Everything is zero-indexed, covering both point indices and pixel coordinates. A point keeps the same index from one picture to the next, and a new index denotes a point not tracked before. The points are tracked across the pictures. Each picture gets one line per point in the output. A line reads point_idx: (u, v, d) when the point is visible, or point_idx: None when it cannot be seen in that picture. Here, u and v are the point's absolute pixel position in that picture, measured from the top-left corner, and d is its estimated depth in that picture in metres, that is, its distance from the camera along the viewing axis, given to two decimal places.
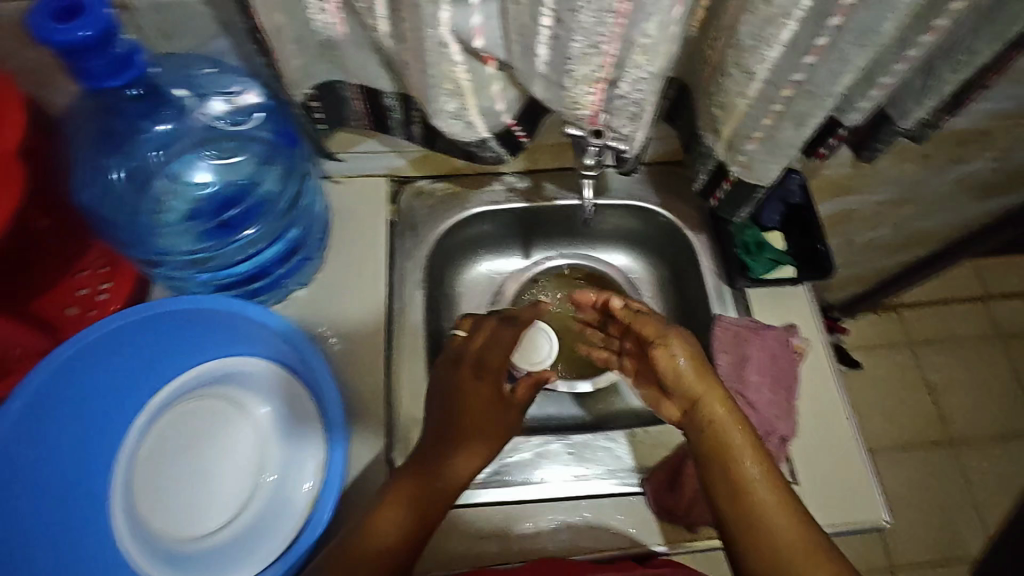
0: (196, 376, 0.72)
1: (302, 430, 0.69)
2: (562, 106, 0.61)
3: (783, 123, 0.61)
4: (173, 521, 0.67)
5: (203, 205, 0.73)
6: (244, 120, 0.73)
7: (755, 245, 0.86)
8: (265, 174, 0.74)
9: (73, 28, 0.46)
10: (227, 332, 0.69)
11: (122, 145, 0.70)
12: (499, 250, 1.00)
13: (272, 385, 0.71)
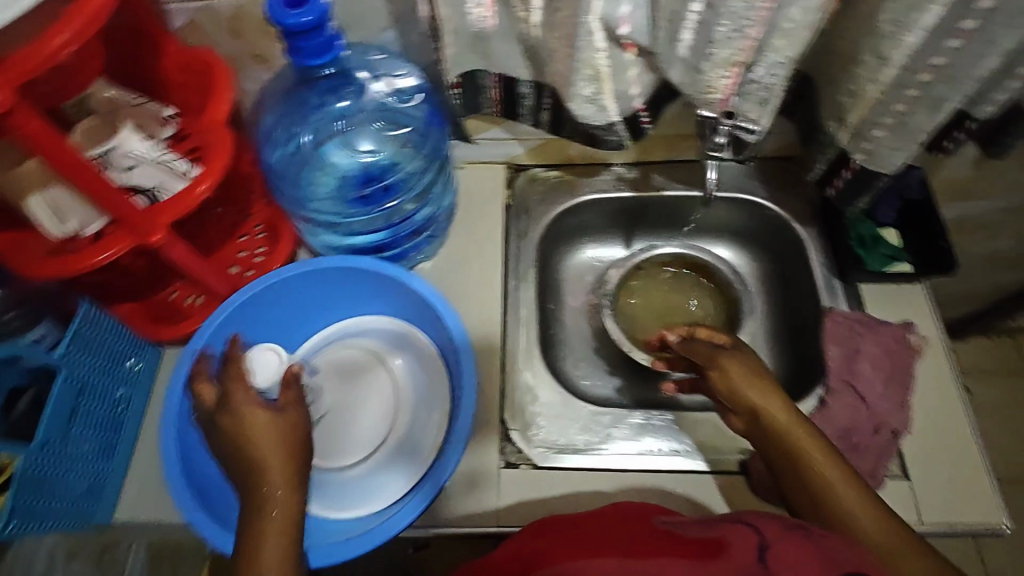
0: (342, 328, 0.83)
1: (432, 383, 0.77)
2: (695, 90, 0.64)
3: (917, 109, 0.63)
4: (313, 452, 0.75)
5: (354, 177, 0.80)
6: (405, 102, 0.81)
7: (870, 239, 0.86)
8: (409, 155, 0.81)
9: (300, 13, 0.56)
10: (372, 290, 0.79)
11: (308, 117, 0.79)
12: (603, 238, 1.05)
13: (407, 341, 0.80)
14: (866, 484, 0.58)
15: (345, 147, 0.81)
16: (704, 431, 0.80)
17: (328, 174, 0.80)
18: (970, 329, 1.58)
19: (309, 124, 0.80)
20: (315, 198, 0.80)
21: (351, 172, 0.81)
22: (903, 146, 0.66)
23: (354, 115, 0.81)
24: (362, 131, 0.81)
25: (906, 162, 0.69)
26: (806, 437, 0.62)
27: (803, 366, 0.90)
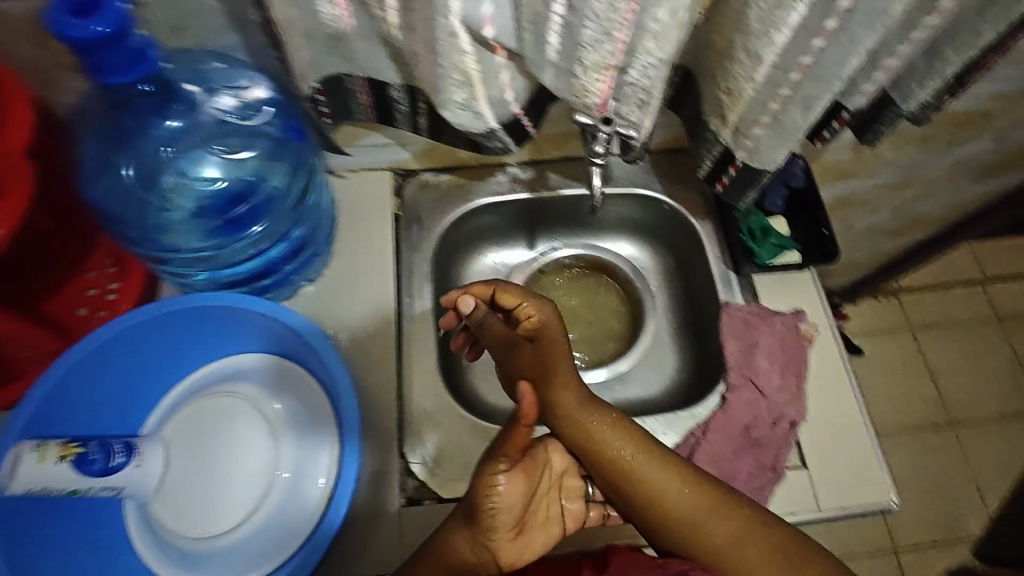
0: (209, 373, 0.73)
1: (317, 425, 0.70)
2: (571, 95, 0.61)
3: (791, 107, 0.61)
4: (185, 524, 0.66)
5: (209, 203, 0.71)
6: (253, 114, 0.72)
7: (760, 231, 0.86)
8: (271, 171, 0.73)
9: (89, 23, 0.47)
10: (239, 329, 0.71)
11: (130, 141, 0.68)
12: (504, 242, 1.00)
13: (285, 381, 0.72)
14: (698, 481, 0.62)
15: (192, 171, 0.71)
16: None
17: (176, 203, 0.71)
18: (860, 292, 1.68)
19: (139, 149, 0.69)
20: (166, 231, 0.71)
21: (204, 197, 0.71)
22: (781, 143, 0.66)
23: (198, 133, 0.71)
24: (211, 151, 0.71)
25: (786, 158, 0.69)
26: (678, 488, 0.61)
27: (707, 359, 0.90)
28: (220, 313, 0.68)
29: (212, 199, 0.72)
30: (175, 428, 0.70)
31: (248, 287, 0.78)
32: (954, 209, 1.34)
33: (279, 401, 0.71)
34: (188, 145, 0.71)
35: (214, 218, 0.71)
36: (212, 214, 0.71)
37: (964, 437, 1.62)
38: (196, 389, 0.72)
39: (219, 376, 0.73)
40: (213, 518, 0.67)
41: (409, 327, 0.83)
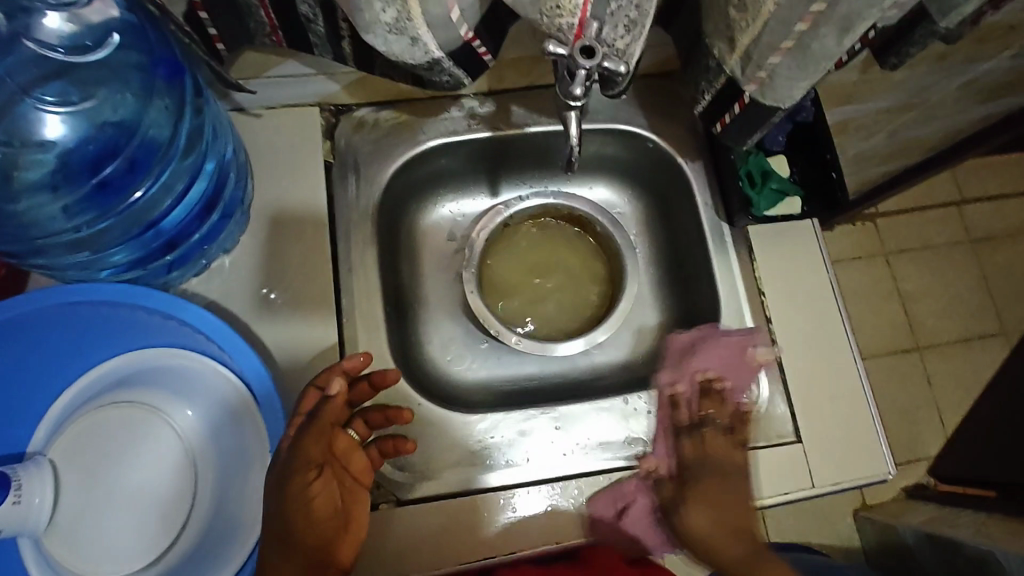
0: (99, 380, 0.60)
1: (239, 429, 0.59)
2: (537, 13, 0.45)
3: (823, 30, 0.47)
4: (98, 558, 0.57)
5: (67, 168, 0.56)
6: (95, 43, 0.55)
7: (759, 175, 0.75)
8: (146, 115, 0.57)
9: None
10: (127, 320, 0.58)
11: None
12: (460, 189, 0.85)
13: (195, 382, 0.60)
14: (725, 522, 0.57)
15: (34, 130, 0.55)
16: (593, 422, 0.71)
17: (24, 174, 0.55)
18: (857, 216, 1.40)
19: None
20: (16, 212, 0.55)
21: (58, 164, 0.56)
22: (803, 75, 0.52)
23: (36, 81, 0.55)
24: (58, 101, 0.56)
25: (804, 94, 0.55)
26: None
27: (694, 321, 0.81)
28: (104, 306, 0.57)
29: (72, 163, 0.56)
30: (65, 452, 0.58)
31: (145, 269, 0.63)
32: None
33: (191, 406, 0.61)
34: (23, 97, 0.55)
35: (81, 191, 0.56)
36: (75, 184, 0.56)
37: (932, 363, 1.45)
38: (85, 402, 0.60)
39: (112, 383, 0.60)
40: (130, 548, 0.58)
41: (350, 302, 0.70)
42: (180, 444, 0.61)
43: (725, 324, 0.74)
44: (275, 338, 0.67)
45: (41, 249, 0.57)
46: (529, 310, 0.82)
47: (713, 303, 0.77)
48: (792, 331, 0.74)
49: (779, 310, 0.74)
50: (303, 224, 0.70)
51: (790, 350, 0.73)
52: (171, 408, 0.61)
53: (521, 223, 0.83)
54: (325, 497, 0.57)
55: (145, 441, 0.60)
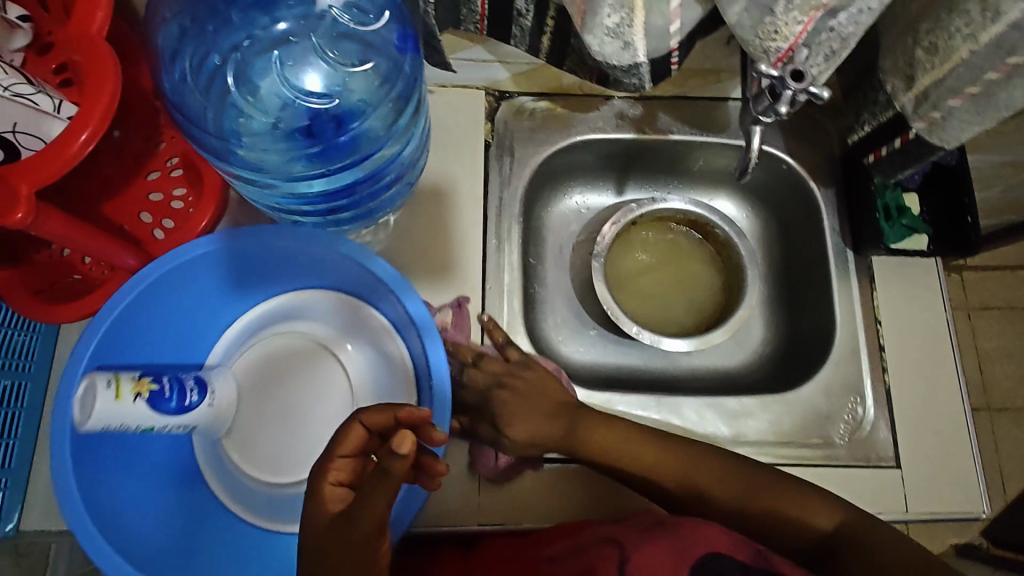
0: (276, 308, 0.67)
1: (394, 376, 0.64)
2: (753, 34, 0.50)
3: (1016, 80, 0.51)
4: (262, 461, 0.64)
5: (299, 120, 0.61)
6: (371, 21, 0.62)
7: (896, 210, 0.78)
8: (378, 95, 0.62)
9: None
10: (307, 264, 0.63)
11: (218, 28, 0.61)
12: (591, 182, 0.91)
13: (360, 325, 0.66)
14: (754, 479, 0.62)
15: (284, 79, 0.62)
16: (699, 415, 0.75)
17: (262, 114, 0.61)
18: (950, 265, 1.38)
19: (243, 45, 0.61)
20: (242, 148, 0.60)
21: (297, 114, 0.62)
22: (979, 119, 0.55)
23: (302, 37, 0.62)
24: (321, 58, 0.62)
25: (972, 138, 0.59)
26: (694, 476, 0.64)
27: (802, 338, 0.84)
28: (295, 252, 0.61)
29: (303, 113, 0.62)
30: (249, 358, 0.66)
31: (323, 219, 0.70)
32: None
33: (353, 345, 0.66)
34: (294, 48, 0.62)
35: (304, 144, 0.61)
36: (298, 137, 0.61)
37: None
38: (271, 321, 0.67)
39: (293, 309, 0.67)
40: (292, 461, 0.64)
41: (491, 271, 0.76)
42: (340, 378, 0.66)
43: (838, 345, 0.78)
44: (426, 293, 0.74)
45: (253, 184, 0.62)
46: (643, 303, 0.87)
47: (826, 323, 0.80)
48: (902, 360, 0.76)
49: (892, 340, 0.77)
50: (460, 194, 0.76)
51: (899, 379, 0.76)
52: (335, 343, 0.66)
53: (646, 222, 0.88)
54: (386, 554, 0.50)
55: (310, 369, 0.66)
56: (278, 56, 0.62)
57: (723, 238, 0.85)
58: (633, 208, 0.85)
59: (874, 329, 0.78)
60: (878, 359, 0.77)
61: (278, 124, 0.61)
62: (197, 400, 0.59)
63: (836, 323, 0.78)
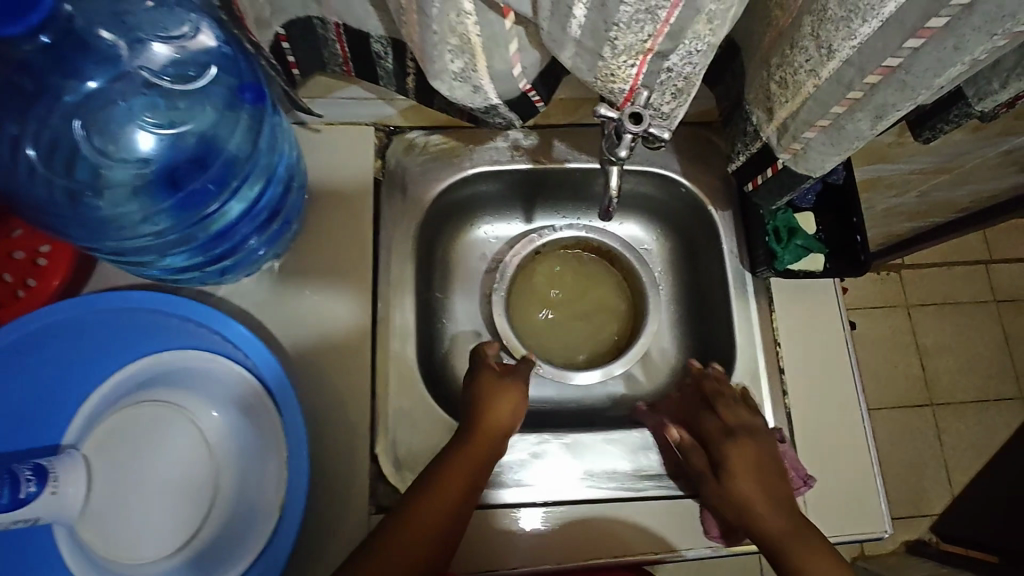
0: (128, 380, 0.62)
1: (261, 434, 0.61)
2: (593, 77, 0.49)
3: (858, 114, 0.50)
4: (123, 544, 0.58)
5: (152, 179, 0.63)
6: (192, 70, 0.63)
7: (786, 231, 0.76)
8: (228, 131, 0.64)
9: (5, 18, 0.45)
10: (154, 323, 0.61)
11: (35, 107, 0.60)
12: (496, 211, 0.88)
13: (222, 384, 0.62)
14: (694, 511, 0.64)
15: (122, 152, 0.63)
16: (601, 454, 0.74)
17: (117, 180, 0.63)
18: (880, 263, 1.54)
19: (54, 117, 0.61)
20: (106, 216, 0.62)
21: (153, 175, 0.64)
22: (836, 151, 0.55)
23: (123, 105, 0.63)
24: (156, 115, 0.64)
25: (835, 166, 0.58)
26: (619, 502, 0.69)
27: (711, 362, 0.84)
28: (147, 312, 0.59)
29: (159, 171, 0.64)
30: (103, 436, 0.60)
31: (202, 271, 0.68)
32: (977, 199, 1.24)
33: (215, 407, 0.62)
34: (117, 114, 0.63)
35: (168, 196, 0.63)
36: (159, 195, 0.63)
37: (942, 418, 1.55)
38: (128, 392, 0.62)
39: (149, 375, 0.62)
40: (160, 536, 0.59)
41: (384, 314, 0.74)
42: (201, 442, 0.61)
43: (739, 370, 0.78)
44: (314, 341, 0.71)
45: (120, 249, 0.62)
46: (547, 335, 0.86)
47: (729, 346, 0.80)
48: (803, 381, 0.77)
49: (792, 361, 0.77)
50: (349, 233, 0.75)
51: (799, 402, 0.76)
52: (193, 407, 0.62)
53: (550, 250, 0.87)
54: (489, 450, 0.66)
55: (166, 438, 0.61)
56: (83, 127, 0.62)
57: (626, 264, 0.84)
58: (533, 238, 0.83)
59: (774, 351, 0.78)
60: (779, 382, 0.77)
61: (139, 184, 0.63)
62: (35, 490, 0.54)
63: (737, 347, 0.78)
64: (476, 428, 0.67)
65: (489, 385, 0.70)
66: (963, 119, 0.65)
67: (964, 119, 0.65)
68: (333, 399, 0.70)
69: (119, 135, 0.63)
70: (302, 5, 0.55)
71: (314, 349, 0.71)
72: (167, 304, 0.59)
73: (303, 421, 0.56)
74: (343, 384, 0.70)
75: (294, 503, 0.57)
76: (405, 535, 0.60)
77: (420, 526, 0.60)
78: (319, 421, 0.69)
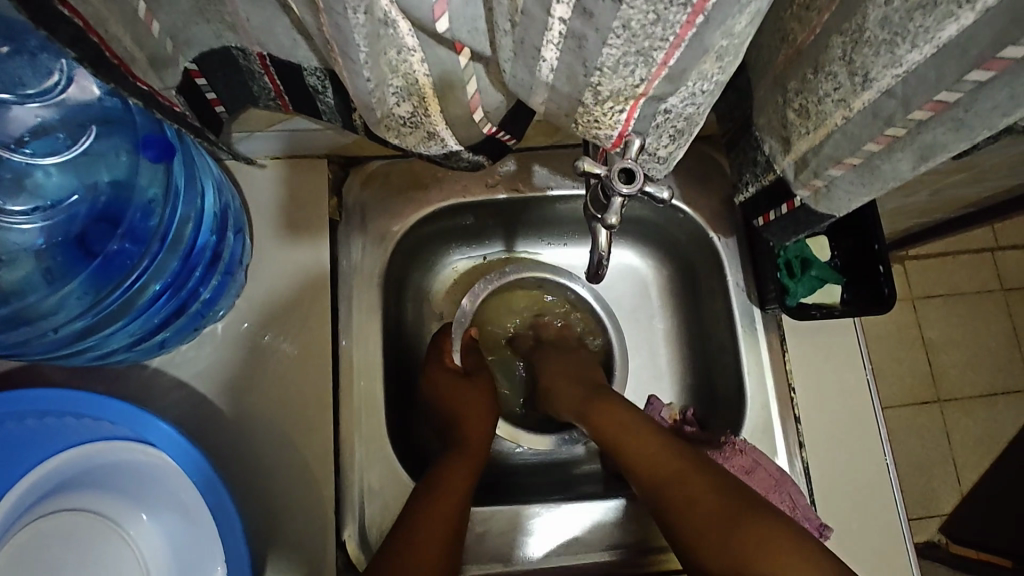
0: (31, 489, 0.52)
1: (198, 534, 0.53)
2: (573, 123, 0.39)
3: (899, 153, 0.41)
4: None
5: (55, 252, 0.54)
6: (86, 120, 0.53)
7: (798, 264, 0.68)
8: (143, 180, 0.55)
9: None
10: (54, 424, 0.51)
11: None
12: (475, 242, 0.79)
13: (145, 479, 0.53)
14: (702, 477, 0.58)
15: (9, 234, 0.54)
16: (595, 519, 0.66)
17: (16, 267, 0.54)
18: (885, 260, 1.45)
19: None
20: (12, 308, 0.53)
21: (54, 245, 0.54)
22: (866, 192, 0.46)
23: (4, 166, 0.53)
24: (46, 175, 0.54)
25: (863, 206, 0.49)
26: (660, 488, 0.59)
27: (717, 404, 0.76)
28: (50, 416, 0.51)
29: (64, 240, 0.54)
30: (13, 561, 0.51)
31: (134, 350, 0.57)
32: (994, 194, 1.14)
33: (141, 507, 0.54)
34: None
35: (84, 267, 0.54)
36: (73, 267, 0.54)
37: (950, 414, 1.48)
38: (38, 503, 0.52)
39: (60, 481, 0.53)
40: None
41: (347, 377, 0.65)
42: (131, 550, 0.53)
43: (749, 420, 0.70)
44: (264, 413, 0.62)
45: (40, 347, 0.51)
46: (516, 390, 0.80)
47: (737, 390, 0.72)
48: (821, 430, 0.69)
49: (809, 406, 0.69)
50: (299, 284, 0.65)
51: (818, 453, 0.68)
52: (118, 511, 0.53)
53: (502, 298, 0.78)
54: (477, 432, 0.67)
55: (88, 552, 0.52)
56: None
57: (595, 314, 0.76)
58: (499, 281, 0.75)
59: (788, 397, 0.70)
60: (795, 432, 0.69)
61: (44, 259, 0.54)
62: None
63: (747, 392, 0.70)
64: (465, 443, 0.66)
65: (449, 387, 0.69)
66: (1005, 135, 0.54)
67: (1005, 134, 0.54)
68: (291, 480, 0.61)
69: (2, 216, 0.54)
70: (213, 33, 0.44)
71: (266, 424, 0.62)
72: (71, 401, 0.50)
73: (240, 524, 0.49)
74: (301, 461, 0.61)
75: None
76: (414, 552, 0.55)
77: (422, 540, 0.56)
78: (277, 509, 0.60)
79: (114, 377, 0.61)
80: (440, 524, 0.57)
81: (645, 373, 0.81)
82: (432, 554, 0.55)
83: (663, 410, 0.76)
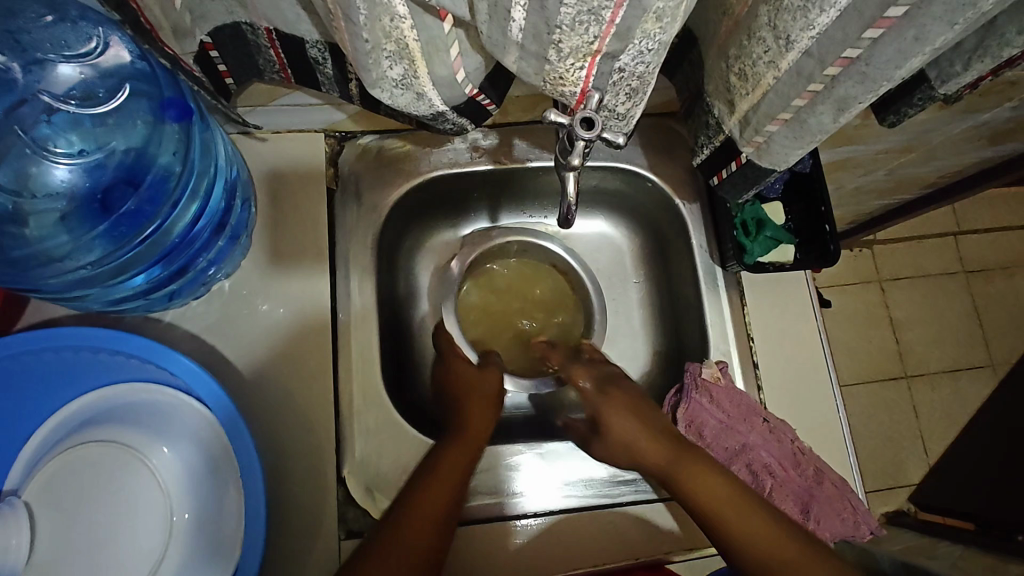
0: (65, 422, 0.58)
1: (214, 465, 0.58)
2: (542, 80, 0.46)
3: (820, 107, 0.48)
4: None
5: (79, 207, 0.59)
6: (111, 87, 0.59)
7: (753, 224, 0.75)
8: (159, 144, 0.60)
9: None
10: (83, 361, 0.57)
11: None
12: (462, 213, 0.85)
13: (165, 414, 0.59)
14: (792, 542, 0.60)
15: (39, 182, 0.59)
16: (577, 460, 0.73)
17: (42, 219, 0.59)
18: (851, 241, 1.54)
19: None
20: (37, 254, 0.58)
21: (77, 201, 0.60)
22: (799, 145, 0.53)
23: (34, 126, 0.58)
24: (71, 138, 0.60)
25: (800, 159, 0.56)
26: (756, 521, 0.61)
27: (685, 358, 0.83)
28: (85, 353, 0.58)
29: (85, 196, 0.60)
30: (46, 484, 0.57)
31: (147, 298, 0.64)
32: (948, 175, 1.22)
33: (161, 441, 0.59)
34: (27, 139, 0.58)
35: (101, 222, 0.59)
36: (91, 221, 0.59)
37: (915, 387, 1.56)
38: (68, 434, 0.58)
39: (89, 416, 0.58)
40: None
41: (345, 331, 0.71)
42: (151, 480, 0.58)
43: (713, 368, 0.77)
44: (268, 362, 0.68)
45: (56, 286, 0.57)
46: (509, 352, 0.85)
47: (702, 343, 0.79)
48: (777, 375, 0.76)
49: (766, 354, 0.76)
50: (300, 247, 0.71)
51: (774, 396, 0.75)
52: (140, 444, 0.59)
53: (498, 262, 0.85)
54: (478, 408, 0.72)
55: (113, 479, 0.57)
56: None
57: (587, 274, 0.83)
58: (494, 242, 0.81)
59: (747, 345, 0.77)
60: (753, 378, 0.76)
61: (66, 215, 0.59)
62: None
63: (710, 343, 0.77)
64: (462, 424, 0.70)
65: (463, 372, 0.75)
66: (927, 103, 0.61)
67: (927, 103, 0.61)
68: (294, 423, 0.67)
69: (43, 156, 0.59)
70: (227, 9, 0.51)
71: (271, 372, 0.67)
72: (100, 340, 0.55)
73: (253, 449, 0.55)
74: (304, 405, 0.67)
75: (255, 530, 0.55)
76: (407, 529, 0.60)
77: (420, 516, 0.61)
78: (280, 449, 0.66)
79: (129, 330, 0.66)
80: (437, 504, 0.62)
81: (621, 334, 0.87)
82: (425, 527, 0.60)
83: (701, 370, 0.74)
